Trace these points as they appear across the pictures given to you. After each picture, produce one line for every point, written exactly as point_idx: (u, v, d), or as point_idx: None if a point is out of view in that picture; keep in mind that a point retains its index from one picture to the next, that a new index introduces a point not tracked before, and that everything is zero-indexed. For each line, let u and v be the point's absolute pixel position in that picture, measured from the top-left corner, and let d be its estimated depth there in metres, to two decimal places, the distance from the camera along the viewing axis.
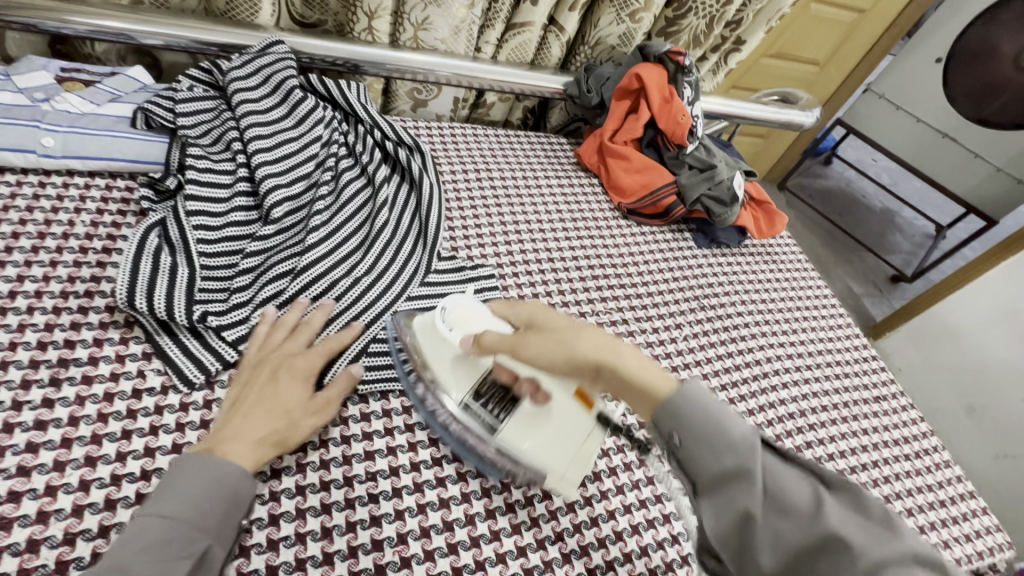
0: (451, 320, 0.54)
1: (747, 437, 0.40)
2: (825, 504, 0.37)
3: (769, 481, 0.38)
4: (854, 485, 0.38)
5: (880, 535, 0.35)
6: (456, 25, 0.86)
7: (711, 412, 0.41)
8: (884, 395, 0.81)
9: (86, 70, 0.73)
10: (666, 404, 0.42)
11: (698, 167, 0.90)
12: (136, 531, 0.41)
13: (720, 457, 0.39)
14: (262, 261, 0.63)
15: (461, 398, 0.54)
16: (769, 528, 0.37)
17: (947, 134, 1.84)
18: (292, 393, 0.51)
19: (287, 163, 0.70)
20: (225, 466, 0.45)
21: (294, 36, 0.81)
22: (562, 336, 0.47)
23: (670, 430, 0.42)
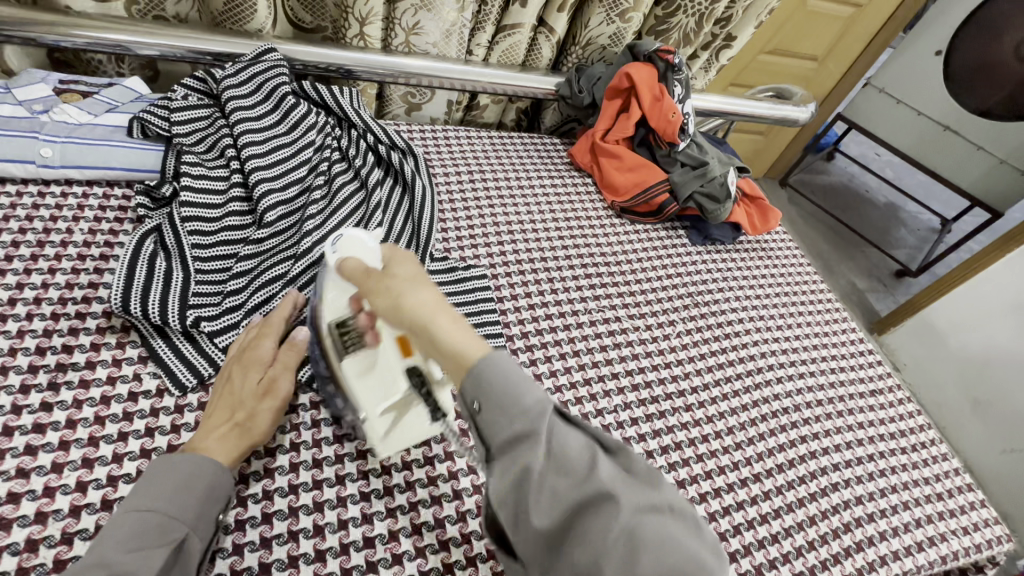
0: (343, 249, 0.50)
1: (539, 402, 0.38)
2: (610, 477, 0.36)
3: (554, 441, 0.37)
4: (639, 458, 0.38)
5: (646, 501, 0.35)
6: (447, 29, 0.87)
7: (505, 383, 0.38)
8: (880, 388, 0.81)
9: (84, 82, 0.74)
10: (472, 373, 0.38)
11: (690, 164, 0.90)
12: (117, 519, 0.42)
13: (511, 421, 0.38)
14: (256, 265, 0.64)
15: (331, 324, 0.51)
16: (548, 491, 0.36)
17: (949, 127, 1.83)
18: (245, 385, 0.51)
19: (280, 168, 0.71)
20: (187, 460, 0.46)
21: (287, 43, 0.82)
22: (394, 289, 0.43)
23: (472, 396, 0.39)
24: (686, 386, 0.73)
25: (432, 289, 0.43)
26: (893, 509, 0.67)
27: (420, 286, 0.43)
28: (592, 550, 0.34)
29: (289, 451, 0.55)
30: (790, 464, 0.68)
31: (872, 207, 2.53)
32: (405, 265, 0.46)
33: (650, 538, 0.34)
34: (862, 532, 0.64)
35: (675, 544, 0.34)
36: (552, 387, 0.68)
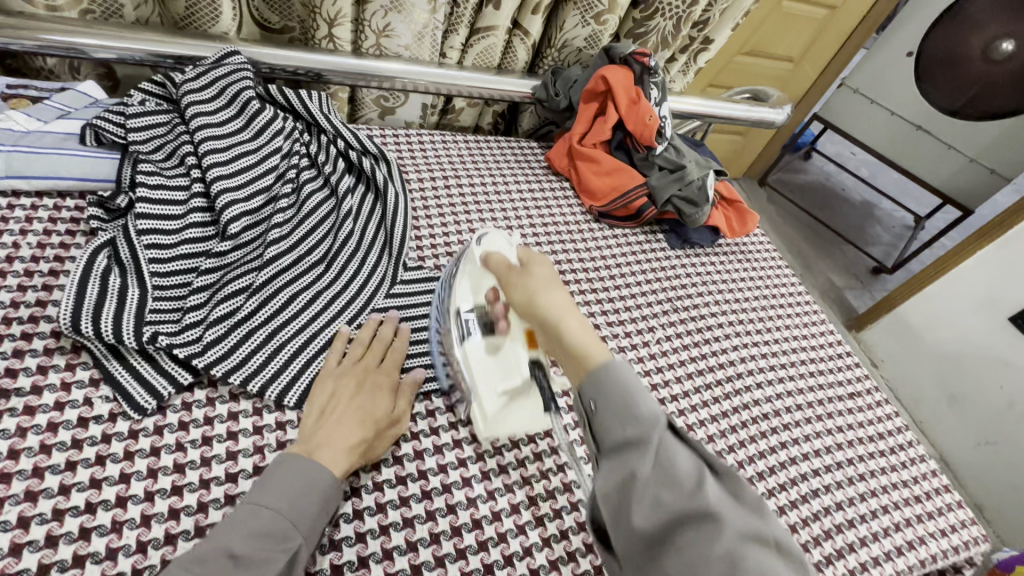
0: (486, 245, 0.60)
1: (653, 415, 0.39)
2: (716, 495, 0.35)
3: (663, 454, 0.37)
4: (754, 492, 0.36)
5: (752, 528, 0.34)
6: (419, 31, 0.85)
7: (621, 394, 0.40)
8: (858, 391, 0.81)
9: (35, 86, 0.71)
10: (590, 374, 0.42)
11: (667, 168, 0.89)
12: (246, 515, 0.44)
13: (624, 428, 0.39)
14: (218, 279, 0.61)
15: (458, 307, 0.59)
16: (651, 493, 0.36)
17: (921, 127, 1.87)
18: (379, 402, 0.55)
19: (245, 176, 0.69)
20: (324, 472, 0.48)
21: (252, 45, 0.79)
22: (532, 285, 0.50)
23: (587, 397, 0.42)
24: (666, 394, 0.72)
25: (564, 292, 0.49)
26: (872, 514, 0.67)
27: (557, 288, 0.50)
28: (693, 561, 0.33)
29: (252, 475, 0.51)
30: (771, 471, 0.68)
31: (849, 206, 2.57)
32: (543, 267, 0.52)
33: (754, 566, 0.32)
34: (842, 538, 0.64)
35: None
36: None
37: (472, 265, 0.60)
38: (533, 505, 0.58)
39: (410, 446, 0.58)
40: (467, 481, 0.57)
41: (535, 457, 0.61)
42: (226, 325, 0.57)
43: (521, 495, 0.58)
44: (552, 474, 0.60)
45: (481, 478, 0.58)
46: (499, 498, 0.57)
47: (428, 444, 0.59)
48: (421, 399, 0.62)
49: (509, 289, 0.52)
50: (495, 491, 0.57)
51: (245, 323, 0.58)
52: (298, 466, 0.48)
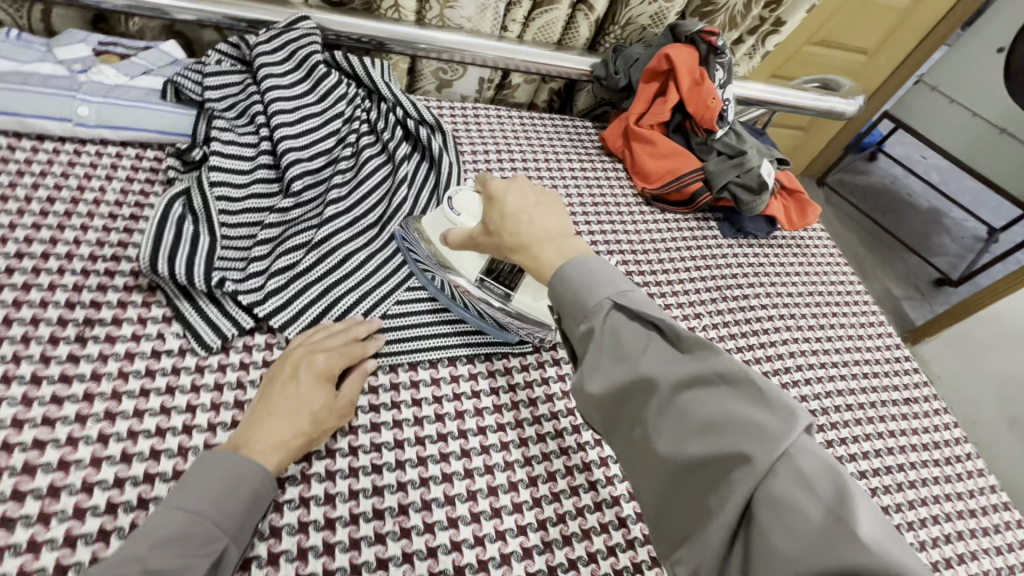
0: (460, 208, 0.62)
1: (600, 303, 0.42)
2: (655, 364, 0.39)
3: (609, 326, 0.41)
4: (693, 336, 0.39)
5: (698, 379, 0.37)
6: (481, 3, 0.85)
7: (583, 279, 0.44)
8: (915, 397, 0.77)
9: (122, 44, 0.75)
10: (560, 276, 0.45)
11: (727, 153, 0.86)
12: (158, 522, 0.41)
13: (577, 321, 0.43)
14: (280, 233, 0.64)
15: (480, 274, 0.62)
16: (604, 371, 0.40)
17: (1005, 129, 1.76)
18: (315, 392, 0.51)
19: (309, 138, 0.71)
20: (249, 470, 0.45)
21: (321, 12, 0.81)
22: (512, 220, 0.51)
23: (556, 307, 0.46)
24: None
25: (548, 211, 0.53)
26: (921, 522, 0.64)
27: (528, 204, 0.53)
28: (650, 423, 0.38)
29: None
30: None
31: (915, 212, 2.41)
32: (512, 192, 0.54)
33: (707, 414, 0.36)
34: None
35: (754, 417, 0.35)
36: (570, 373, 0.65)
37: (450, 226, 0.62)
38: (569, 475, 0.57)
39: (452, 406, 0.59)
40: (505, 445, 0.58)
41: (574, 429, 0.60)
42: (286, 277, 0.60)
43: (557, 464, 0.58)
44: (589, 447, 0.59)
45: (520, 444, 0.58)
46: (536, 465, 0.57)
47: (469, 406, 0.59)
48: (463, 361, 0.63)
49: (493, 236, 0.54)
50: (532, 458, 0.57)
51: (303, 276, 0.61)
52: (217, 465, 0.45)
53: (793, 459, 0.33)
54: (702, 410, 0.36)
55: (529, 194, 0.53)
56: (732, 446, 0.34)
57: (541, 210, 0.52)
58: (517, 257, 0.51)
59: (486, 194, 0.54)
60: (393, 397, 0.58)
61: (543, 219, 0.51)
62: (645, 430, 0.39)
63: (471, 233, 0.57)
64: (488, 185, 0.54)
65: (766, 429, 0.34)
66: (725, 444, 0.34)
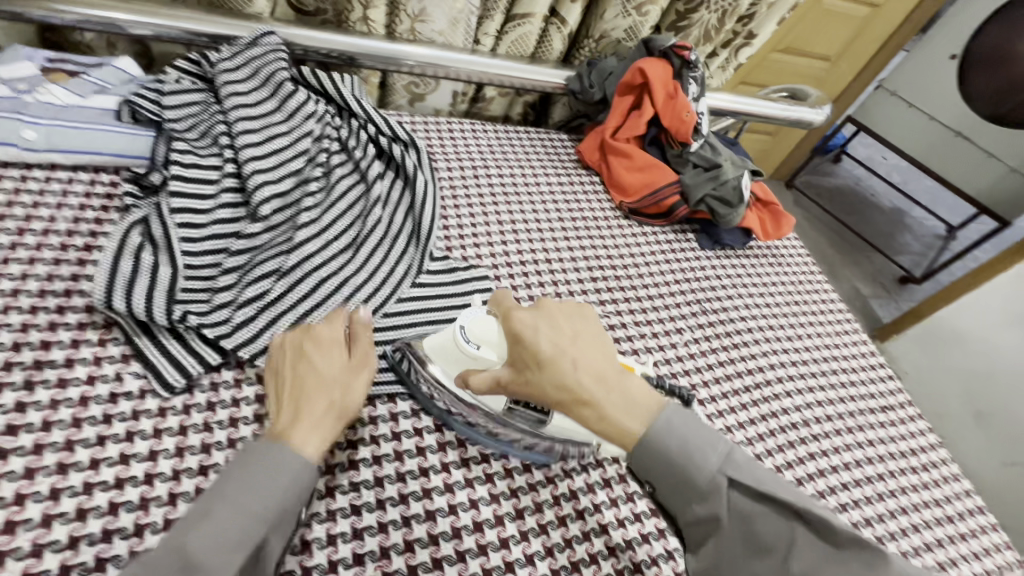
0: (473, 335, 0.55)
1: (715, 481, 0.46)
2: (808, 564, 0.43)
3: (735, 513, 0.46)
4: (843, 526, 0.42)
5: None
6: (454, 16, 0.84)
7: (682, 449, 0.47)
8: (890, 405, 0.79)
9: (74, 60, 0.71)
10: (643, 441, 0.48)
11: (702, 166, 0.86)
12: (199, 514, 0.40)
13: (691, 502, 0.47)
14: (247, 260, 0.61)
15: (507, 404, 0.56)
16: (743, 568, 0.45)
17: (961, 133, 1.83)
18: (328, 361, 0.51)
19: (276, 158, 0.68)
20: (295, 453, 0.44)
21: (287, 26, 0.79)
22: (551, 367, 0.50)
23: (644, 477, 0.50)
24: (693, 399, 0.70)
25: (586, 340, 0.53)
26: (903, 531, 0.65)
27: (562, 339, 0.52)
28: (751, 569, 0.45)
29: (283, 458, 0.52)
30: (799, 482, 0.66)
31: (879, 212, 2.50)
32: (542, 327, 0.52)
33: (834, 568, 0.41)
34: None
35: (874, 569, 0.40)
36: None
37: (467, 360, 0.56)
38: (556, 504, 0.56)
39: (433, 438, 0.58)
40: (489, 477, 0.56)
41: (559, 456, 0.60)
42: (255, 307, 0.57)
43: (544, 494, 0.56)
44: (575, 474, 0.59)
45: (504, 475, 0.57)
46: (521, 496, 0.56)
47: (451, 437, 0.58)
48: (443, 390, 0.61)
49: (532, 390, 0.51)
50: (518, 489, 0.56)
51: (272, 305, 0.58)
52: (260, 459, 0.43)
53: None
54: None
55: (562, 329, 0.53)
56: None
57: (586, 346, 0.52)
58: (574, 411, 0.50)
59: (508, 329, 0.53)
60: (372, 432, 0.56)
61: (587, 360, 0.51)
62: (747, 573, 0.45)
63: (497, 376, 0.52)
64: (511, 320, 0.53)
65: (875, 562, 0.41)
66: None
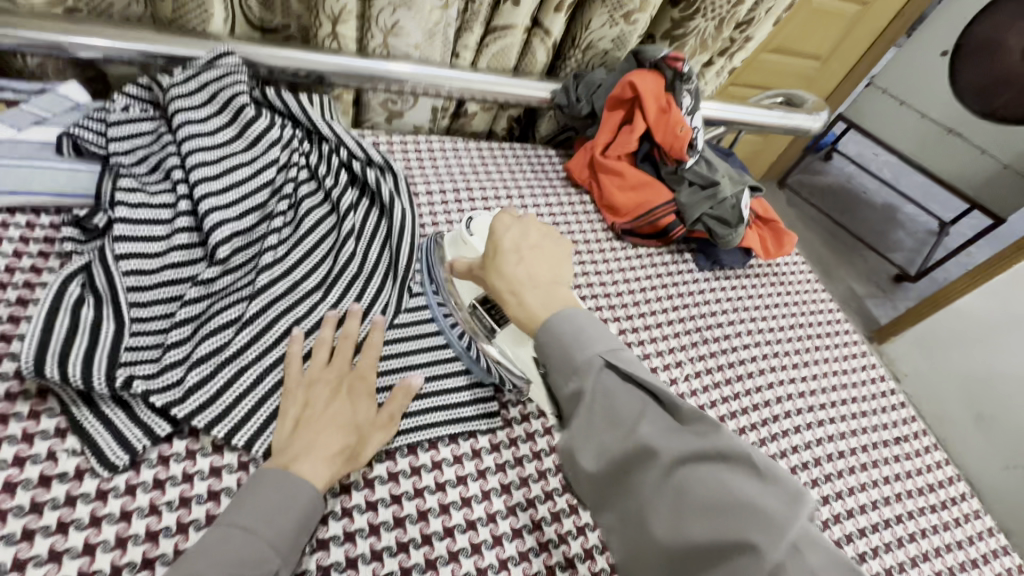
0: (475, 231, 0.65)
1: (591, 360, 0.44)
2: (653, 433, 0.41)
3: (603, 389, 0.44)
4: (689, 406, 0.42)
5: (705, 452, 0.40)
6: (430, 30, 0.78)
7: (573, 336, 0.46)
8: (902, 436, 0.76)
9: (13, 88, 0.65)
10: (546, 325, 0.48)
11: (698, 184, 0.81)
12: (218, 538, 0.41)
13: (567, 379, 0.45)
14: (204, 309, 0.55)
15: (472, 302, 0.63)
16: (596, 437, 0.43)
17: (953, 130, 1.81)
18: (357, 408, 0.52)
19: (236, 192, 0.62)
20: (302, 484, 0.45)
21: (248, 44, 0.73)
22: (501, 261, 0.54)
23: (540, 356, 0.48)
24: None
25: (543, 254, 0.56)
26: None
27: (526, 244, 0.57)
28: (625, 482, 0.42)
29: None
30: None
31: (872, 211, 2.47)
32: (514, 229, 0.58)
33: (705, 490, 0.38)
34: None
35: (730, 483, 0.38)
36: (546, 449, 0.60)
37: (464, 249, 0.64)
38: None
39: (413, 505, 0.52)
40: (477, 548, 0.51)
41: (553, 517, 0.55)
42: (211, 364, 0.51)
43: (537, 564, 0.52)
44: (571, 538, 0.54)
45: (493, 544, 0.52)
46: (512, 567, 0.51)
47: (433, 503, 0.52)
48: (424, 448, 0.56)
49: (487, 271, 0.55)
50: (508, 559, 0.51)
51: (231, 360, 0.52)
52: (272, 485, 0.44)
53: (804, 558, 0.35)
54: (702, 492, 0.38)
55: (531, 235, 0.58)
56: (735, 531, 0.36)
57: (537, 253, 0.56)
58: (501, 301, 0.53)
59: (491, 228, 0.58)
60: (344, 503, 0.50)
61: (534, 266, 0.54)
62: (622, 488, 0.42)
63: (470, 265, 0.59)
64: (497, 219, 0.59)
65: (772, 518, 0.36)
66: (728, 534, 0.36)
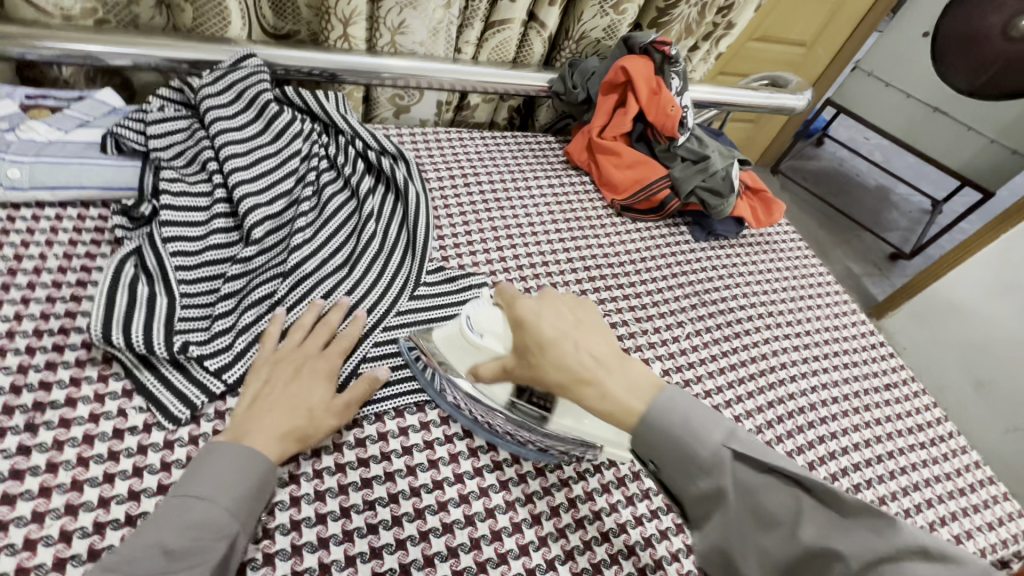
0: (479, 325, 0.54)
1: (718, 454, 0.41)
2: (813, 531, 0.37)
3: (740, 487, 0.40)
4: (853, 497, 0.37)
5: (876, 549, 0.35)
6: (433, 27, 0.84)
7: (684, 428, 0.42)
8: (896, 382, 0.79)
9: (53, 95, 0.71)
10: (642, 421, 0.43)
11: (690, 159, 0.87)
12: (170, 509, 0.43)
13: (693, 479, 0.42)
14: (244, 284, 0.60)
15: (510, 398, 0.55)
16: (750, 542, 0.40)
17: (938, 109, 1.87)
18: (313, 389, 0.52)
19: (266, 181, 0.68)
20: (254, 458, 0.46)
21: (267, 48, 0.78)
22: (553, 356, 0.47)
23: (646, 457, 0.44)
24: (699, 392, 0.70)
25: (591, 335, 0.49)
26: (916, 508, 0.65)
27: (565, 323, 0.50)
28: None
29: (312, 479, 0.52)
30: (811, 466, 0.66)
31: (865, 191, 2.52)
32: (546, 314, 0.50)
33: None
34: None
35: None
36: None
37: (472, 349, 0.54)
38: (572, 507, 0.56)
39: (444, 449, 0.57)
40: (504, 485, 0.56)
41: (572, 458, 0.59)
42: (255, 332, 0.57)
43: (559, 498, 0.56)
44: (589, 475, 0.59)
45: (519, 481, 0.57)
46: (537, 501, 0.56)
47: (462, 447, 0.57)
48: (451, 401, 0.61)
49: (537, 372, 0.48)
50: (533, 494, 0.56)
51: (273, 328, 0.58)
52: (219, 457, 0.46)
53: None
54: None
55: (566, 315, 0.51)
56: None
57: (582, 332, 0.49)
58: (575, 397, 0.46)
59: (513, 316, 0.51)
60: (382, 448, 0.55)
61: (588, 344, 0.48)
62: None
63: (502, 363, 0.51)
64: (514, 308, 0.51)
65: None
66: None
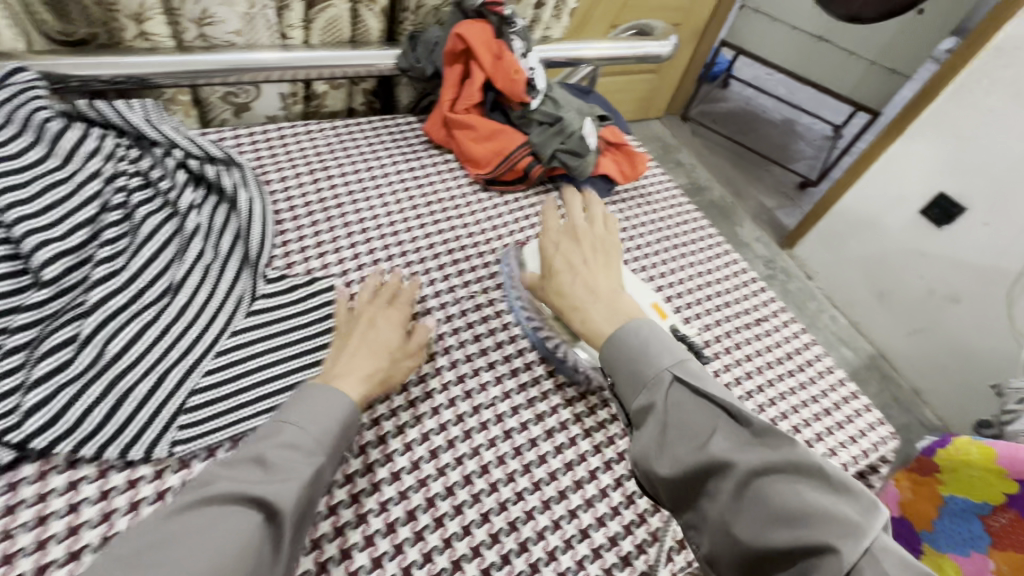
0: None
1: (661, 375, 0.47)
2: (725, 446, 0.42)
3: (672, 404, 0.45)
4: (761, 421, 0.42)
5: (771, 463, 0.40)
6: (245, 12, 0.76)
7: (642, 347, 0.50)
8: (766, 316, 0.82)
9: None
10: (611, 339, 0.52)
11: (547, 121, 0.84)
12: (270, 430, 0.47)
13: (638, 393, 0.47)
14: (38, 334, 0.53)
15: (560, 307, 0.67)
16: (669, 453, 0.44)
17: (822, 37, 1.92)
18: (384, 332, 0.59)
19: (56, 214, 0.59)
20: (342, 398, 0.51)
21: (42, 58, 0.67)
22: (557, 282, 0.59)
23: (608, 368, 0.51)
24: None
25: (600, 267, 0.60)
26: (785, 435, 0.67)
27: (580, 259, 0.61)
28: (709, 495, 0.42)
29: None
30: None
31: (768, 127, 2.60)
32: (567, 248, 0.62)
33: (789, 500, 0.38)
34: None
35: (839, 514, 0.37)
36: (421, 395, 0.61)
37: None
38: (431, 506, 0.54)
39: None
40: (356, 498, 0.53)
41: (430, 455, 0.57)
42: (53, 384, 0.51)
43: (417, 500, 0.54)
44: (450, 470, 0.57)
45: (372, 491, 0.54)
46: (392, 508, 0.53)
47: None
48: None
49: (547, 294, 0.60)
50: (388, 501, 0.53)
51: (76, 377, 0.52)
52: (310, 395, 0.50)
53: (878, 561, 0.35)
54: (780, 500, 0.39)
55: (584, 253, 0.62)
56: (817, 540, 0.36)
57: (597, 267, 0.60)
58: (569, 317, 0.57)
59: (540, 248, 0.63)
60: None
61: (594, 279, 0.59)
62: (699, 501, 0.42)
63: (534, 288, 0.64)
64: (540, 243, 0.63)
65: (854, 523, 0.36)
66: (811, 539, 0.36)
